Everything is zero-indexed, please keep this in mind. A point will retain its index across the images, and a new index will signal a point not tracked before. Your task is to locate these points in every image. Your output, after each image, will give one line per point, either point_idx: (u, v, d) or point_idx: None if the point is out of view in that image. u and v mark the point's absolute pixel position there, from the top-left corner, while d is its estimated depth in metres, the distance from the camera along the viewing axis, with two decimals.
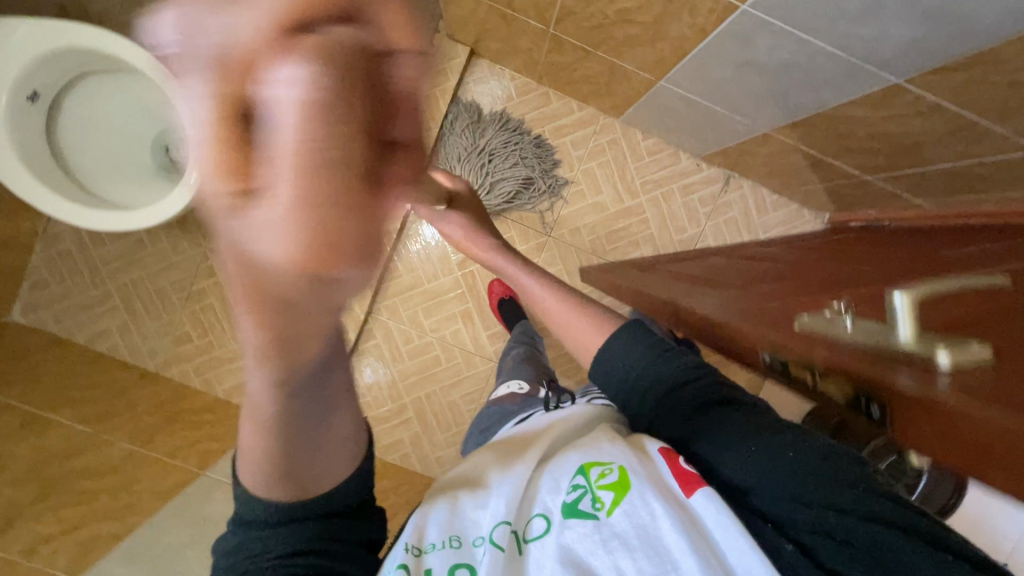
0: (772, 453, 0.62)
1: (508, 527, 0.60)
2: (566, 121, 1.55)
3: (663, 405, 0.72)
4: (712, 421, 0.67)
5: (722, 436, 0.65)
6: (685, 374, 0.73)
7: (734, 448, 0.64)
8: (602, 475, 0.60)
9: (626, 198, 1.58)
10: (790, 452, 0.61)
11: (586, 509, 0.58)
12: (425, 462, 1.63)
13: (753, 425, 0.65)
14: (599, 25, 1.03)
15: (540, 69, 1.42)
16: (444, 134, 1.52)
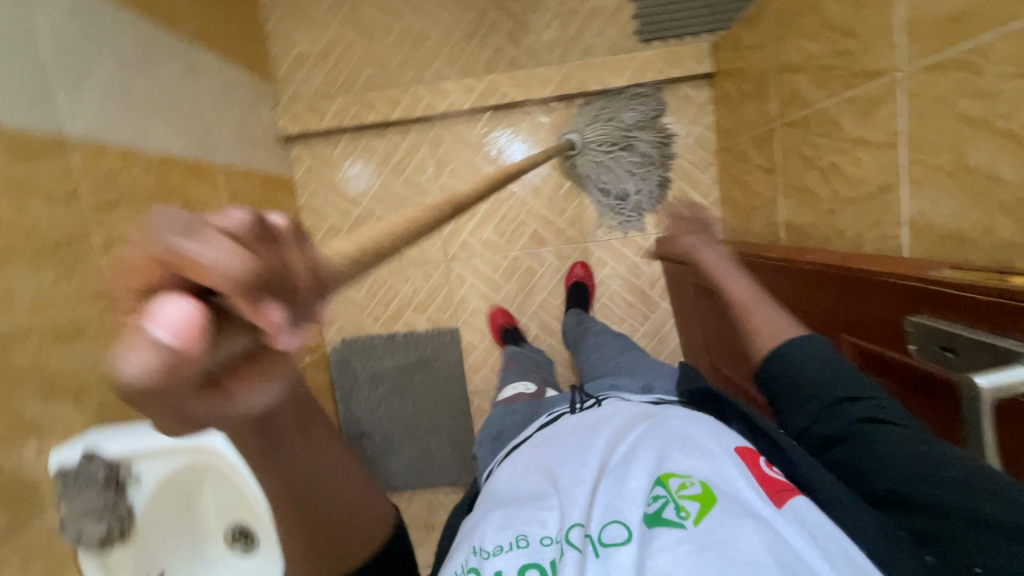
0: (909, 459, 0.59)
1: (580, 529, 0.54)
2: (695, 197, 1.51)
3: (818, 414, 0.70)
4: (857, 442, 0.64)
5: (865, 453, 0.63)
6: (848, 384, 0.70)
7: (875, 449, 0.62)
8: (683, 486, 0.54)
9: (655, 289, 1.57)
10: (928, 461, 0.58)
11: (672, 519, 0.50)
12: (319, 250, 1.60)
13: (898, 439, 0.62)
14: (807, 159, 1.00)
15: (730, 144, 1.38)
16: (610, 93, 1.46)
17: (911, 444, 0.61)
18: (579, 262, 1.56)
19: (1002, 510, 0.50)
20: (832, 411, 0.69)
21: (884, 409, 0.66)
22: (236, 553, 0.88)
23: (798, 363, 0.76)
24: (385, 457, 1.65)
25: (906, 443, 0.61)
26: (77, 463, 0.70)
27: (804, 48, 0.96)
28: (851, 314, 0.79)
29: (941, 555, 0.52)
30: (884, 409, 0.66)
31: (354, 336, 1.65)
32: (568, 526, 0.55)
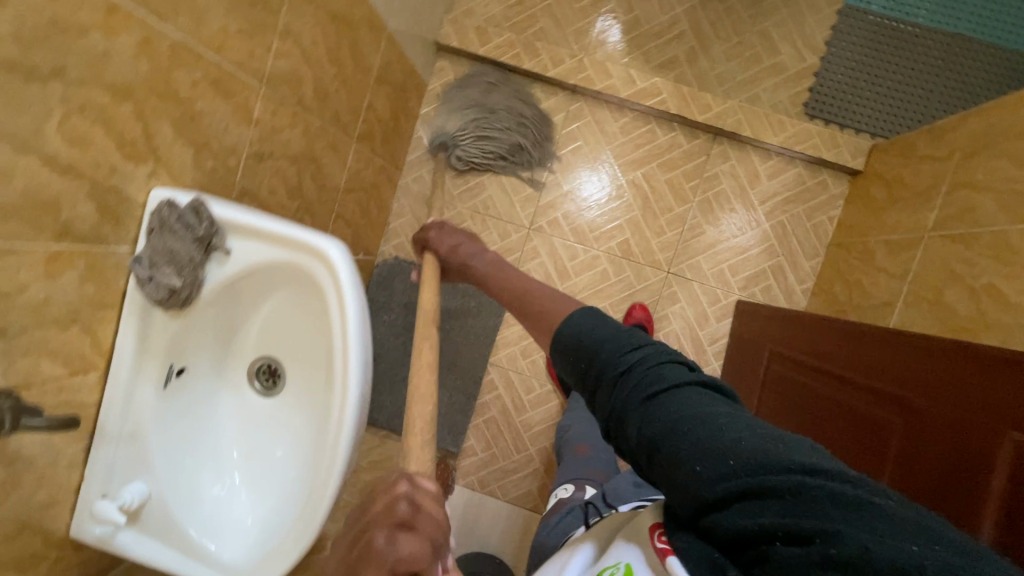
0: (689, 463, 0.48)
1: None
2: (789, 277, 1.49)
3: (613, 397, 0.58)
4: (658, 436, 0.52)
5: (671, 447, 0.50)
6: (627, 360, 0.59)
7: (666, 466, 0.50)
8: (610, 574, 0.54)
9: (712, 347, 1.52)
10: (706, 456, 0.47)
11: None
12: (415, 163, 1.56)
13: (677, 423, 0.51)
14: (956, 275, 0.98)
15: (852, 241, 1.35)
16: (483, 76, 1.52)
17: (688, 417, 0.51)
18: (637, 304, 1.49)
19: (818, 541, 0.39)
20: (621, 394, 0.57)
21: (651, 382, 0.56)
22: (252, 387, 0.81)
23: (575, 360, 0.63)
24: (379, 384, 1.58)
25: (682, 430, 0.50)
26: (185, 208, 0.62)
27: (1000, 170, 0.95)
28: (924, 386, 0.75)
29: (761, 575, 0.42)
30: (656, 377, 0.56)
31: (406, 258, 1.59)
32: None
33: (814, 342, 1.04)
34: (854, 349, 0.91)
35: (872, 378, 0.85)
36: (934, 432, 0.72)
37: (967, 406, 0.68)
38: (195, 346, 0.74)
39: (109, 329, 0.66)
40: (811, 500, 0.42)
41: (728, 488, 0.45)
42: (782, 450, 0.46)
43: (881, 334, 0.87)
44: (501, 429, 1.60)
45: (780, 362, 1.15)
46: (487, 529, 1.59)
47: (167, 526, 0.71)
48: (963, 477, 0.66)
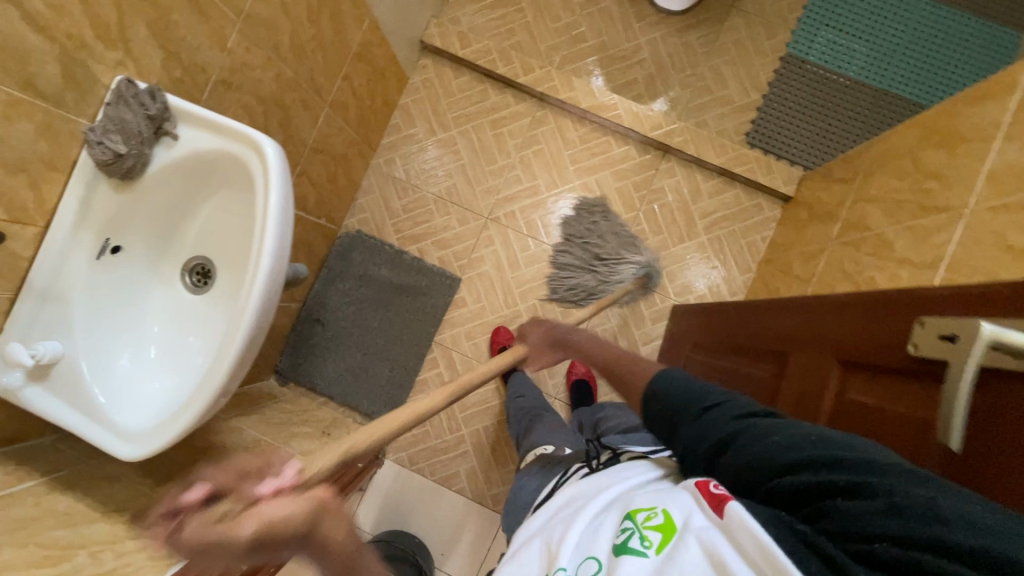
0: (774, 442, 0.55)
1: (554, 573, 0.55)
2: (723, 289, 1.59)
3: (694, 420, 0.64)
4: (740, 433, 0.59)
5: (752, 442, 0.57)
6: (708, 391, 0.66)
7: (745, 450, 0.57)
8: (648, 517, 0.55)
9: (646, 347, 1.59)
10: (789, 441, 0.54)
11: (635, 548, 0.52)
12: (390, 147, 1.69)
13: (755, 426, 0.58)
14: (847, 273, 1.08)
15: (778, 256, 1.46)
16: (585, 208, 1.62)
17: (772, 423, 0.58)
18: (575, 362, 1.61)
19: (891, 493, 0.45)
20: (704, 416, 0.63)
21: (737, 405, 0.62)
22: (183, 283, 0.86)
23: (653, 399, 0.70)
24: (324, 350, 1.64)
25: (758, 431, 0.57)
26: (140, 91, 0.73)
27: (888, 184, 1.07)
28: (793, 338, 0.86)
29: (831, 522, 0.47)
30: (726, 403, 0.63)
31: (369, 233, 1.68)
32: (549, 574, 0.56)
33: (722, 326, 1.15)
34: (748, 323, 1.02)
35: (760, 345, 0.96)
36: (792, 381, 0.82)
37: (814, 354, 0.79)
38: (135, 228, 0.81)
39: (53, 191, 0.72)
40: (879, 470, 0.48)
41: (805, 460, 0.52)
42: (855, 438, 0.53)
43: (768, 307, 0.96)
44: (437, 408, 1.65)
45: (699, 352, 1.23)
46: (408, 506, 1.60)
47: (76, 390, 0.75)
48: (808, 412, 0.77)
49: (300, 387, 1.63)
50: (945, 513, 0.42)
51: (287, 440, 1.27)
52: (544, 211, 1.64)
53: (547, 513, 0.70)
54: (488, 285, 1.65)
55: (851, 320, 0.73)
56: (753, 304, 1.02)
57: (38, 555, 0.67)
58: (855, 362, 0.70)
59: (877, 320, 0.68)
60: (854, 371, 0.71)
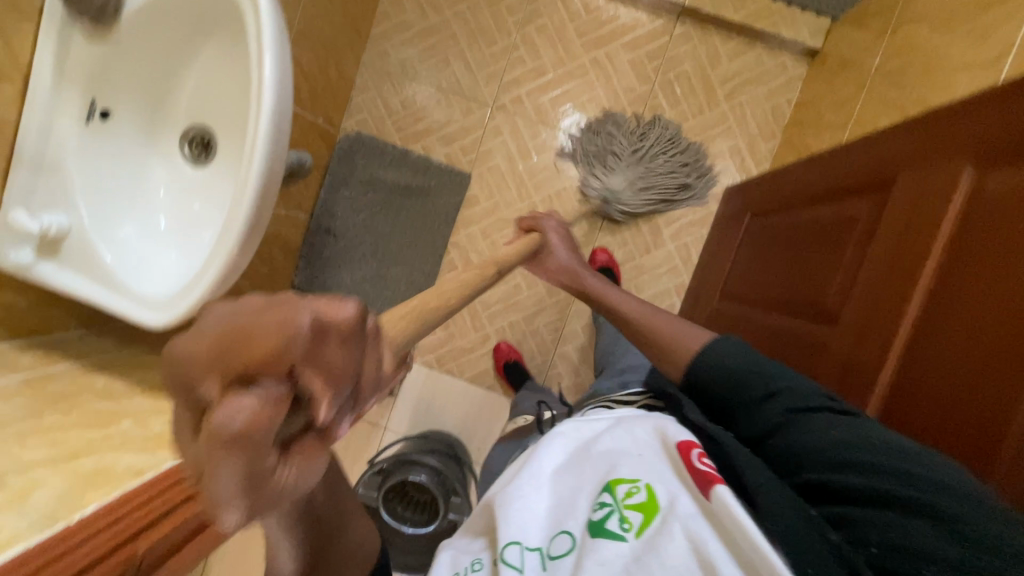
0: (833, 436, 0.62)
1: (516, 545, 0.60)
2: (746, 161, 1.51)
3: (761, 414, 0.72)
4: (793, 431, 0.67)
5: (805, 439, 0.65)
6: (771, 385, 0.73)
7: (799, 438, 0.66)
8: (629, 494, 0.58)
9: (666, 229, 1.54)
10: (843, 442, 0.61)
11: (614, 530, 0.54)
12: (382, 38, 1.57)
13: (812, 423, 0.66)
14: (890, 104, 1.00)
15: (806, 115, 1.37)
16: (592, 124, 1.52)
17: (835, 422, 0.64)
18: (599, 249, 1.52)
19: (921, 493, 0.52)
20: (766, 405, 0.72)
21: (800, 396, 0.70)
22: (182, 155, 0.80)
23: (712, 382, 0.80)
24: (338, 259, 1.60)
25: (808, 430, 0.66)
26: None
27: None
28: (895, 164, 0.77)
29: (851, 527, 0.54)
30: (787, 394, 0.71)
31: (370, 133, 1.59)
32: (504, 544, 0.60)
33: (795, 180, 1.05)
34: (833, 167, 0.92)
35: (850, 183, 0.86)
36: (895, 212, 0.73)
37: (927, 175, 0.70)
38: (122, 90, 0.74)
39: (26, 45, 0.67)
40: (907, 476, 0.54)
41: (854, 451, 0.60)
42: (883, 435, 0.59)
43: (861, 143, 0.86)
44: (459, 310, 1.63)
45: (767, 219, 1.13)
46: (442, 408, 1.62)
47: (93, 266, 0.72)
48: (910, 250, 0.69)
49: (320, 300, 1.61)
50: (971, 535, 0.48)
51: None
52: (552, 93, 1.54)
53: (508, 473, 0.76)
54: (499, 179, 1.57)
55: (988, 112, 0.63)
56: (844, 146, 0.92)
57: (83, 421, 0.66)
58: (997, 161, 0.61)
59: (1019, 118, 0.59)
60: (992, 174, 0.61)
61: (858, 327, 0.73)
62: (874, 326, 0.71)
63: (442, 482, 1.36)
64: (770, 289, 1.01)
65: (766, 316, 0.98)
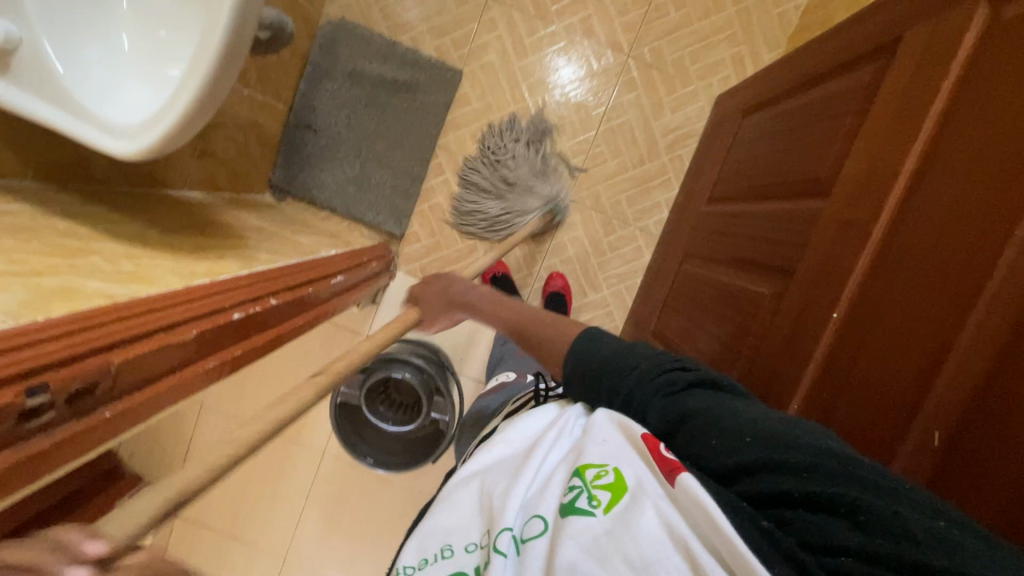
0: (711, 439, 0.53)
1: (507, 532, 0.51)
2: (748, 69, 1.46)
3: (642, 400, 0.62)
4: (682, 420, 0.57)
5: (698, 434, 0.55)
6: (648, 372, 0.63)
7: (693, 438, 0.55)
8: (598, 475, 0.52)
9: (661, 140, 1.51)
10: (741, 434, 0.52)
11: (584, 509, 0.49)
12: None
13: (696, 412, 0.56)
14: None
15: (815, 18, 1.32)
16: (464, 177, 1.52)
17: (706, 413, 0.56)
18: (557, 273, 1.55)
19: (849, 491, 0.44)
20: (649, 395, 0.61)
21: (670, 379, 0.61)
22: None
23: (585, 377, 0.68)
24: (321, 160, 1.52)
25: (700, 422, 0.55)
26: None
27: None
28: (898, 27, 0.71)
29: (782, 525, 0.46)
30: (667, 379, 0.62)
31: (353, 20, 1.49)
32: (497, 531, 0.52)
33: (796, 65, 1.01)
34: (834, 44, 0.88)
35: (852, 54, 0.81)
36: (889, 97, 0.69)
37: (929, 44, 0.64)
38: None
39: None
40: (820, 470, 0.46)
41: (761, 442, 0.51)
42: (797, 432, 0.51)
43: (865, 14, 0.80)
44: (446, 218, 1.57)
45: (767, 110, 1.07)
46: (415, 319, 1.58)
47: (45, 82, 0.64)
48: (878, 178, 0.67)
49: (301, 201, 1.54)
50: (911, 533, 0.41)
51: (291, 235, 1.23)
52: None
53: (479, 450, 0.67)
54: (492, 78, 1.51)
55: None
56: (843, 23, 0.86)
57: (45, 251, 0.61)
58: None
59: (996, 39, 0.56)
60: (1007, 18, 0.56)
61: (830, 237, 0.72)
62: (865, 198, 0.68)
63: (426, 382, 1.37)
64: (763, 183, 0.98)
65: (758, 207, 0.97)
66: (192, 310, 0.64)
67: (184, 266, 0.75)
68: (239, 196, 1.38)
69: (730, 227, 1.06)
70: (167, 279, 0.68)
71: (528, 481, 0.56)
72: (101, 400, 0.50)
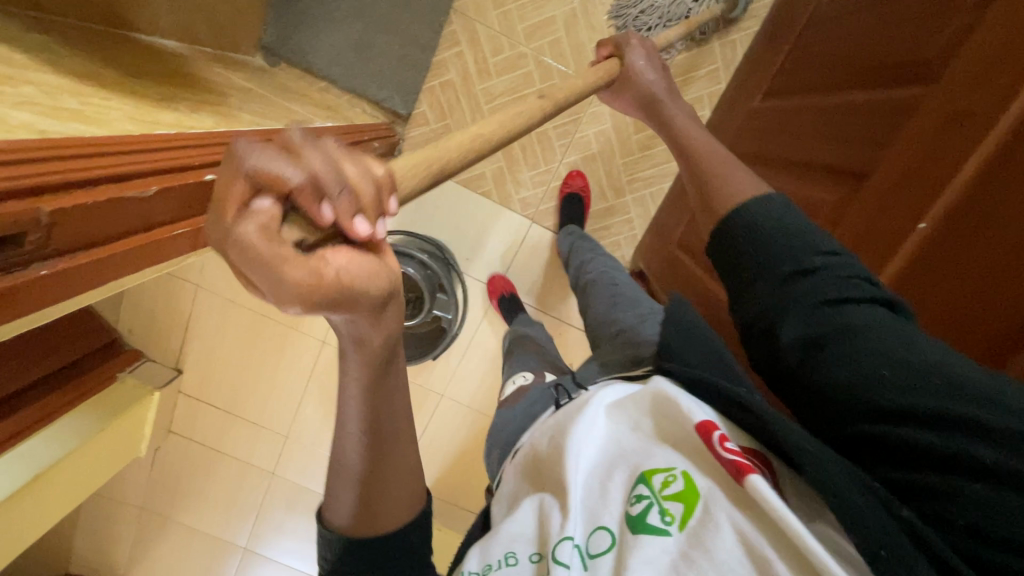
0: (868, 367, 0.49)
1: (568, 542, 0.49)
2: None
3: (790, 307, 0.57)
4: (836, 337, 0.53)
5: (852, 356, 0.51)
6: (810, 271, 0.58)
7: (839, 359, 0.51)
8: (665, 483, 0.49)
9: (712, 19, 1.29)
10: (900, 369, 0.48)
11: (657, 526, 0.47)
12: None
13: (854, 329, 0.52)
14: None
15: None
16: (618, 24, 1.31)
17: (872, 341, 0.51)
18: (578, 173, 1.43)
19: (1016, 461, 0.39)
20: (797, 301, 0.57)
21: (839, 283, 0.56)
22: None
23: (738, 260, 0.64)
24: (316, 20, 1.32)
25: (855, 344, 0.51)
26: None
27: None
28: None
29: (915, 496, 0.44)
30: (839, 282, 0.56)
31: None
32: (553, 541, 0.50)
33: None
34: None
35: None
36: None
37: None
38: None
39: None
40: (984, 431, 0.42)
41: (917, 386, 0.46)
42: (966, 376, 0.45)
43: None
44: (459, 99, 1.39)
45: None
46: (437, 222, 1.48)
47: None
48: (1009, 65, 0.52)
49: (293, 67, 1.34)
50: None
51: (284, 103, 1.08)
52: None
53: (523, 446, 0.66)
54: None
55: None
56: None
57: None
58: None
59: None
60: None
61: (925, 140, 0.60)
62: (958, 123, 0.56)
63: (430, 278, 1.33)
64: (840, 68, 0.82)
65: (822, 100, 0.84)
66: (127, 162, 0.51)
67: (145, 115, 0.63)
68: (223, 54, 1.19)
69: (786, 124, 0.92)
70: (124, 126, 0.56)
71: (585, 486, 0.54)
72: (28, 256, 0.40)
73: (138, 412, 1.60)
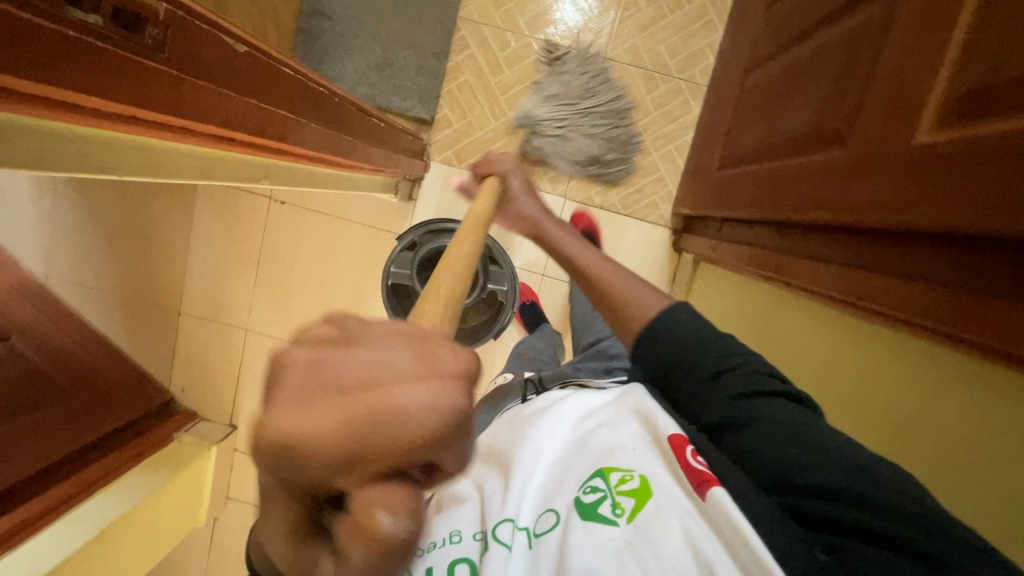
0: (782, 445, 0.53)
1: (507, 524, 0.58)
2: None
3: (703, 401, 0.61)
4: (751, 421, 0.56)
5: (764, 435, 0.54)
6: (724, 360, 0.61)
7: (755, 441, 0.55)
8: (621, 480, 0.56)
9: None
10: (807, 452, 0.51)
11: (605, 516, 0.53)
12: None
13: (767, 417, 0.55)
14: None
15: None
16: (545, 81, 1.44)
17: (795, 421, 0.54)
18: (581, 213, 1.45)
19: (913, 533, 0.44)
20: (708, 389, 0.61)
21: (749, 374, 0.59)
22: None
23: (652, 351, 0.66)
24: (339, 49, 1.43)
25: (772, 431, 0.54)
26: None
27: None
28: None
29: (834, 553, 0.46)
30: (743, 372, 0.59)
31: None
32: (498, 522, 0.59)
33: None
34: None
35: None
36: None
37: None
38: None
39: None
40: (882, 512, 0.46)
41: (826, 465, 0.50)
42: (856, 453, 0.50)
43: None
44: (475, 97, 1.48)
45: None
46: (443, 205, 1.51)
47: None
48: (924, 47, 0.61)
49: None
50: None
51: None
52: None
53: (505, 437, 0.75)
54: None
55: None
56: None
57: None
58: None
59: None
60: None
61: (880, 116, 0.66)
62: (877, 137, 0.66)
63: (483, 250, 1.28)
64: None
65: (816, 37, 0.88)
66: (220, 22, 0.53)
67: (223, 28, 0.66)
68: None
69: (800, 11, 0.96)
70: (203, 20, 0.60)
71: (541, 486, 0.63)
72: (153, 43, 0.42)
73: (197, 473, 1.47)
